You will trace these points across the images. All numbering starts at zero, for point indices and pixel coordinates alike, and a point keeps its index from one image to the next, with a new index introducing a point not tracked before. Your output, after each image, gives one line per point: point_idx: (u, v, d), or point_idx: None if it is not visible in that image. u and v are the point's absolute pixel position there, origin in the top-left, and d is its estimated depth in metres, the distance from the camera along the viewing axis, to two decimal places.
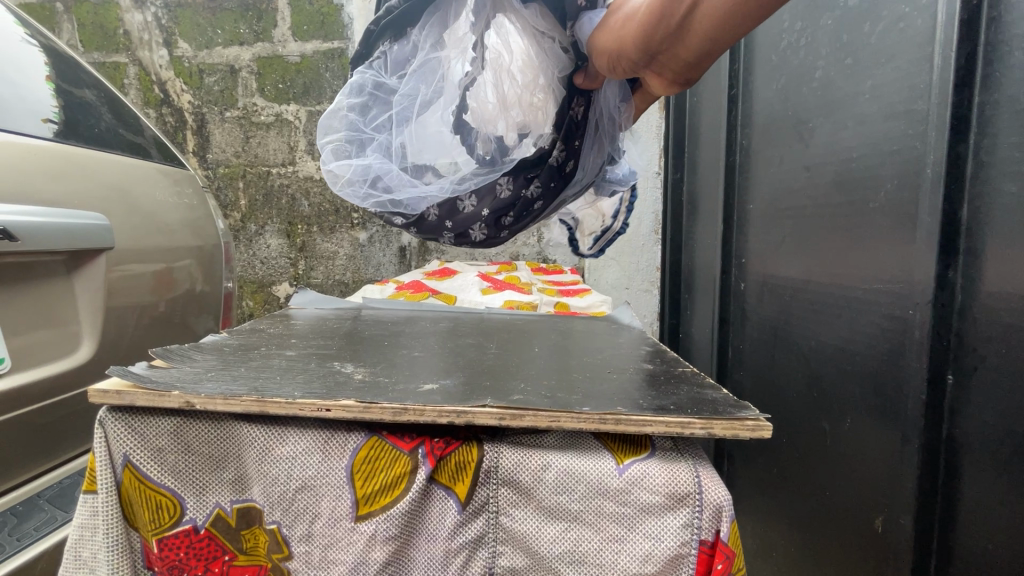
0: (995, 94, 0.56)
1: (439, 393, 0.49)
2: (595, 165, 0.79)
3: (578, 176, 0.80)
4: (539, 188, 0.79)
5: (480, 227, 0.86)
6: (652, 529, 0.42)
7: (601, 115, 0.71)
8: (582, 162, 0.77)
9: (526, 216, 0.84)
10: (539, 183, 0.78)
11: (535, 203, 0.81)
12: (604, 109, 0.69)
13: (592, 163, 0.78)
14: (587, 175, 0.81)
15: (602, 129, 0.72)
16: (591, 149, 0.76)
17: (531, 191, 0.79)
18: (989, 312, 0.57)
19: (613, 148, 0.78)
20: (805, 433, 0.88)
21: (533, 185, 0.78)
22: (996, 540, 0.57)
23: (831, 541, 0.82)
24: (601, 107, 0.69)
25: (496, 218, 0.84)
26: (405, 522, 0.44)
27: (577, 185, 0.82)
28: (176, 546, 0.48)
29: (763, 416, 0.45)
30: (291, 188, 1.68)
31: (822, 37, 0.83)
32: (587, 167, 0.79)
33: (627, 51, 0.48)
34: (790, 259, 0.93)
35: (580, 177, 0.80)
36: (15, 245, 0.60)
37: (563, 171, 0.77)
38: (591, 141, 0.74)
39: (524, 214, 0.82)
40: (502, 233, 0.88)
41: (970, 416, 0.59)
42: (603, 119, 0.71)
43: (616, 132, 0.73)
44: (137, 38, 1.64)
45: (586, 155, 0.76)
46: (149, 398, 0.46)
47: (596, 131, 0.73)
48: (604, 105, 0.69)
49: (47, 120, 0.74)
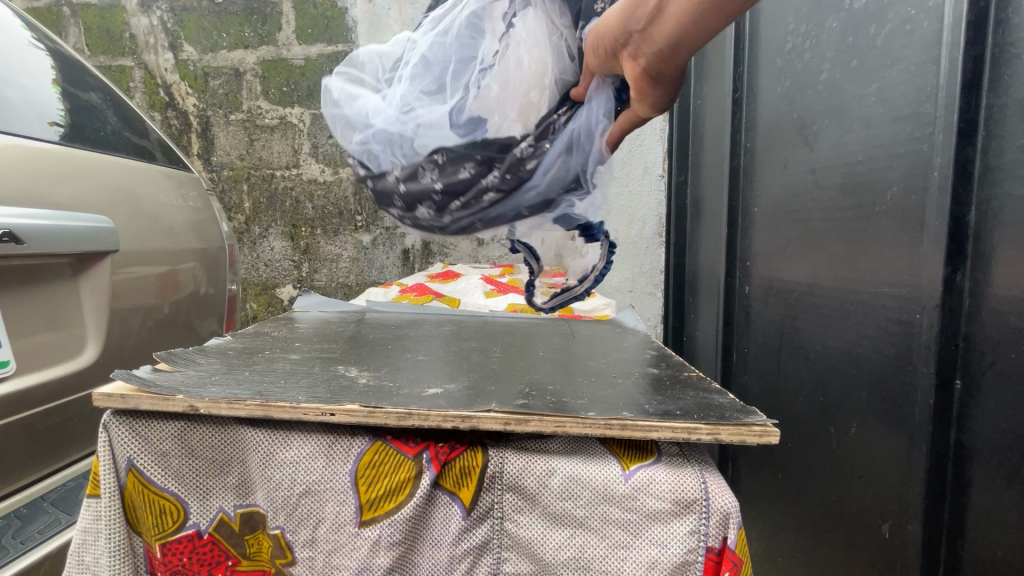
0: (1003, 97, 0.55)
1: (444, 398, 0.49)
2: (556, 181, 0.74)
3: (535, 180, 0.74)
4: (497, 180, 0.74)
5: (429, 202, 0.81)
6: (658, 536, 0.42)
7: (579, 126, 0.69)
8: (546, 167, 0.72)
9: (475, 208, 0.79)
10: (502, 174, 0.73)
11: (489, 195, 0.76)
12: (586, 119, 0.68)
13: (553, 176, 0.73)
14: (547, 189, 0.75)
15: (578, 146, 0.71)
16: (556, 160, 0.71)
17: (488, 179, 0.74)
18: (998, 316, 0.56)
19: (582, 175, 0.74)
20: (811, 438, 0.88)
21: (493, 173, 0.73)
22: (1005, 547, 0.56)
23: (838, 547, 0.81)
24: (582, 115, 0.68)
25: (447, 200, 0.79)
26: (408, 528, 0.44)
27: (533, 193, 0.75)
28: (180, 551, 0.48)
29: (770, 421, 0.45)
30: (295, 191, 1.68)
31: (828, 40, 0.83)
32: (548, 175, 0.73)
33: (613, 24, 0.52)
34: (796, 263, 0.93)
35: (539, 184, 0.74)
36: (22, 248, 0.61)
37: (521, 169, 0.72)
38: (564, 147, 0.71)
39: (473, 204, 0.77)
40: (447, 220, 0.83)
41: (979, 422, 0.59)
42: (580, 133, 0.70)
43: (590, 155, 0.72)
44: (142, 41, 1.65)
45: (552, 163, 0.72)
46: (154, 402, 0.46)
47: (569, 146, 0.71)
48: (585, 114, 0.68)
49: (54, 123, 0.75)
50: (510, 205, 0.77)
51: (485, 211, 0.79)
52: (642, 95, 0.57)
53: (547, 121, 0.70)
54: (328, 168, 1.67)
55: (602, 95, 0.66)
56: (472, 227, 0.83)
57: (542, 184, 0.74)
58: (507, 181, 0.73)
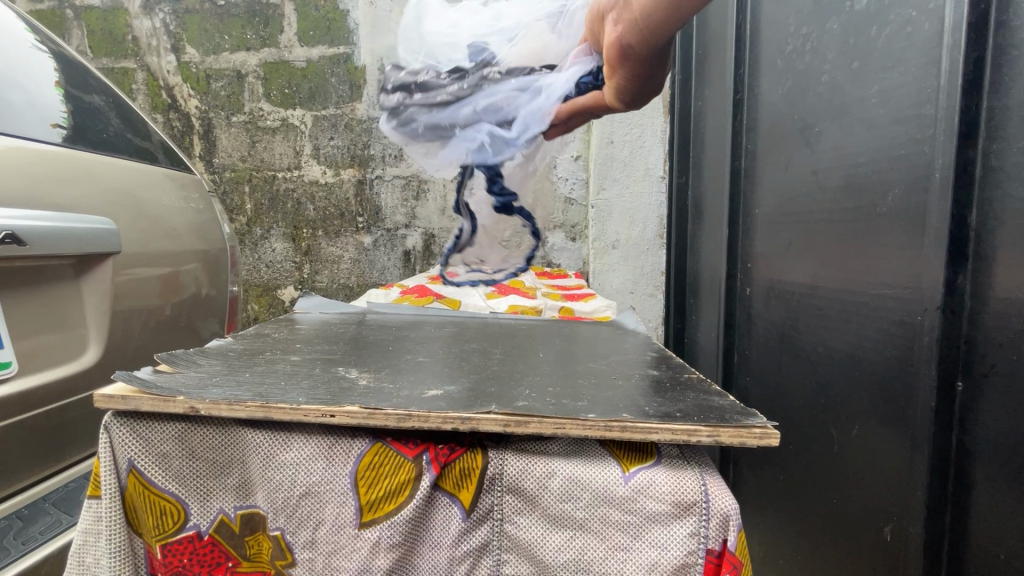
0: (1005, 98, 0.55)
1: (444, 400, 0.49)
2: (489, 115, 0.91)
3: (472, 108, 0.91)
4: (455, 88, 0.90)
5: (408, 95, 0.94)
6: (658, 538, 0.42)
7: (546, 82, 0.85)
8: (490, 94, 0.89)
9: (424, 102, 0.93)
10: (464, 84, 0.89)
11: (442, 95, 0.91)
12: (554, 81, 0.83)
13: (491, 112, 0.91)
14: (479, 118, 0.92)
15: (529, 100, 0.87)
16: (501, 99, 0.89)
17: (453, 87, 0.90)
18: (1000, 318, 0.56)
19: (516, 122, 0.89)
20: (812, 439, 0.88)
21: (458, 84, 0.90)
22: (1006, 549, 0.56)
23: (839, 549, 0.81)
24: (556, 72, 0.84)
25: (416, 88, 0.93)
26: (408, 529, 0.44)
27: (470, 116, 0.92)
28: (180, 552, 0.48)
29: (770, 424, 0.45)
30: (296, 192, 1.69)
31: (829, 41, 0.83)
32: (488, 105, 0.90)
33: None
34: (796, 264, 0.93)
35: (478, 109, 0.91)
36: (24, 250, 0.61)
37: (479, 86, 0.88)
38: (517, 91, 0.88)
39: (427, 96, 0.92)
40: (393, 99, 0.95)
41: (981, 424, 0.59)
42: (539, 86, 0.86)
43: (536, 111, 0.86)
44: (145, 44, 1.66)
45: (500, 104, 0.89)
46: (154, 404, 0.46)
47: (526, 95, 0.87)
48: (554, 76, 0.84)
49: (56, 126, 0.75)
50: (447, 115, 0.93)
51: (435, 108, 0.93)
52: (611, 74, 0.61)
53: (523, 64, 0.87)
54: (329, 169, 1.68)
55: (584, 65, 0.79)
56: (410, 123, 0.96)
57: (481, 104, 0.90)
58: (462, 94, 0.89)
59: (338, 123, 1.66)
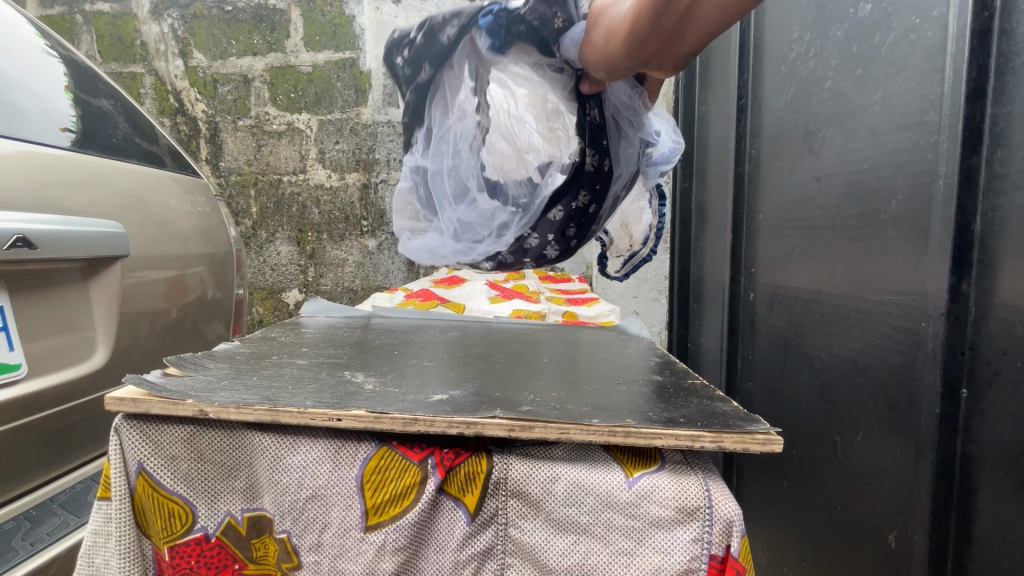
0: (1007, 106, 0.55)
1: (449, 403, 0.49)
2: (629, 169, 0.88)
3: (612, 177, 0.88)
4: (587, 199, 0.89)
5: (552, 241, 0.92)
6: (661, 543, 0.42)
7: (619, 110, 0.80)
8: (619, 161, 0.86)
9: (585, 229, 0.93)
10: (589, 192, 0.88)
11: (593, 211, 0.91)
12: (621, 97, 0.77)
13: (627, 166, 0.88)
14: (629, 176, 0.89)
15: (623, 118, 0.81)
16: (615, 138, 0.84)
17: (579, 201, 0.89)
18: (1004, 325, 0.56)
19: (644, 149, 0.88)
20: (817, 447, 0.87)
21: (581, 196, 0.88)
22: (1010, 558, 0.56)
23: (843, 557, 0.81)
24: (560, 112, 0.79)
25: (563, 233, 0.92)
26: (413, 533, 0.44)
27: (620, 185, 0.89)
28: (187, 554, 0.48)
29: (774, 430, 0.45)
30: (302, 196, 1.70)
31: (832, 48, 0.84)
32: (619, 163, 0.86)
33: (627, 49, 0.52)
34: (800, 270, 0.93)
35: (626, 174, 0.88)
36: (34, 253, 0.62)
37: (599, 170, 0.86)
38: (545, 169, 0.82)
39: (585, 223, 0.92)
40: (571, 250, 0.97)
41: (986, 431, 0.58)
42: (620, 109, 0.80)
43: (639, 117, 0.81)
44: (154, 49, 1.68)
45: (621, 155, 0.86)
46: (165, 407, 0.47)
47: (618, 122, 0.82)
48: (615, 96, 0.78)
49: (66, 129, 0.76)
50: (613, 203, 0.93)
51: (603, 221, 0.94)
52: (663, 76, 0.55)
53: (585, 121, 0.81)
54: (334, 173, 1.69)
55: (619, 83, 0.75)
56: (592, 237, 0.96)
57: (625, 173, 0.88)
58: (596, 188, 0.88)
59: (343, 127, 1.67)
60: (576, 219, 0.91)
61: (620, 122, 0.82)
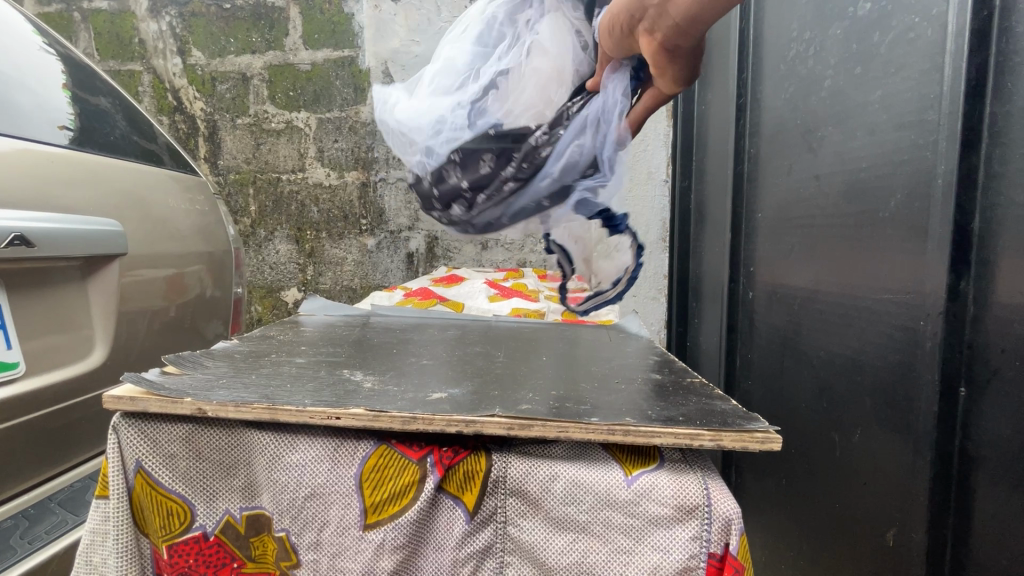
0: (1006, 104, 0.55)
1: (448, 402, 0.49)
2: (561, 170, 0.81)
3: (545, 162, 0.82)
4: (514, 171, 0.84)
5: (466, 189, 0.91)
6: (661, 541, 0.42)
7: (596, 109, 0.76)
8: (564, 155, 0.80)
9: (497, 200, 0.90)
10: (523, 165, 0.83)
11: (510, 185, 0.85)
12: (603, 98, 0.75)
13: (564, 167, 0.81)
14: (560, 176, 0.82)
15: (592, 121, 0.77)
16: (569, 138, 0.79)
17: (505, 171, 0.85)
18: (1002, 323, 0.56)
19: (587, 162, 0.81)
20: (815, 446, 0.87)
21: (512, 167, 0.84)
22: (1008, 556, 0.56)
23: (841, 555, 0.81)
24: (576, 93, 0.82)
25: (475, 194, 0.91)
26: (412, 531, 0.44)
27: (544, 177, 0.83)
28: (186, 553, 0.48)
29: (773, 428, 0.45)
30: (300, 195, 1.69)
31: (832, 46, 0.84)
32: (553, 155, 0.80)
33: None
34: (798, 269, 0.93)
35: (557, 171, 0.82)
36: (33, 251, 0.62)
37: (537, 156, 0.82)
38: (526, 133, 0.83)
39: (495, 195, 0.88)
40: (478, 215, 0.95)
41: (984, 430, 0.59)
42: (597, 110, 0.76)
43: (608, 134, 0.77)
44: (152, 46, 1.67)
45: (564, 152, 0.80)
46: (163, 405, 0.47)
47: (586, 124, 0.78)
48: (602, 97, 0.75)
49: (63, 127, 0.76)
50: (531, 194, 0.86)
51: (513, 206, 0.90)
52: (661, 58, 0.60)
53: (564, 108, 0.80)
54: (333, 171, 1.68)
55: (620, 81, 0.72)
56: (501, 216, 0.93)
57: (557, 168, 0.81)
58: (524, 168, 0.83)
59: (342, 126, 1.67)
60: (497, 187, 0.87)
61: (582, 130, 0.78)
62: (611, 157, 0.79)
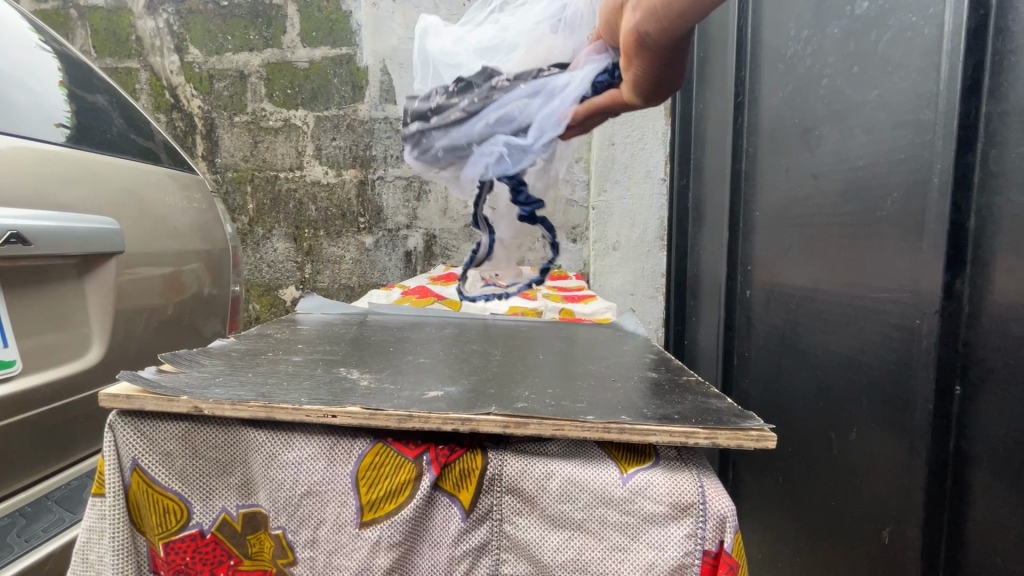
0: (1003, 104, 0.56)
1: (445, 400, 0.49)
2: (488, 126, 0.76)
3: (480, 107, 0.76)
4: (467, 103, 0.77)
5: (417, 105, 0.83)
6: (655, 539, 0.42)
7: (561, 81, 0.70)
8: (506, 106, 0.74)
9: (442, 132, 0.81)
10: (473, 100, 0.77)
11: (452, 112, 0.78)
12: (566, 80, 0.69)
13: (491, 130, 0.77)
14: (475, 142, 0.79)
15: (547, 91, 0.71)
16: (520, 95, 0.73)
17: (459, 99, 0.78)
18: (998, 322, 0.56)
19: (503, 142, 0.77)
20: (812, 443, 0.88)
21: (468, 98, 0.77)
22: (1002, 553, 0.56)
23: (837, 552, 0.81)
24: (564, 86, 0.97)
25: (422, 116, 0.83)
26: (408, 529, 0.44)
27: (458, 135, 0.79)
28: (183, 550, 0.48)
29: (768, 427, 0.45)
30: (298, 193, 1.69)
31: (829, 46, 0.84)
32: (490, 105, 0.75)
33: None
34: (796, 268, 0.93)
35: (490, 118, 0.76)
36: (29, 250, 0.62)
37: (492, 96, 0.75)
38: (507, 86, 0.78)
39: (438, 122, 0.80)
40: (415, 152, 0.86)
41: (979, 429, 0.59)
42: (558, 82, 0.70)
43: (551, 113, 0.71)
44: (149, 44, 1.67)
45: (502, 121, 0.75)
46: (159, 403, 0.47)
47: (543, 90, 0.72)
48: (569, 74, 0.69)
49: (60, 125, 0.76)
50: (463, 132, 0.79)
51: (448, 134, 0.81)
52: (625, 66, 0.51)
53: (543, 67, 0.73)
54: (331, 170, 1.68)
55: (597, 61, 0.65)
56: (428, 152, 0.84)
57: (493, 116, 0.75)
58: (474, 104, 0.76)
59: (340, 124, 1.66)
60: (451, 122, 0.80)
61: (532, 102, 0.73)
62: (541, 129, 0.72)
